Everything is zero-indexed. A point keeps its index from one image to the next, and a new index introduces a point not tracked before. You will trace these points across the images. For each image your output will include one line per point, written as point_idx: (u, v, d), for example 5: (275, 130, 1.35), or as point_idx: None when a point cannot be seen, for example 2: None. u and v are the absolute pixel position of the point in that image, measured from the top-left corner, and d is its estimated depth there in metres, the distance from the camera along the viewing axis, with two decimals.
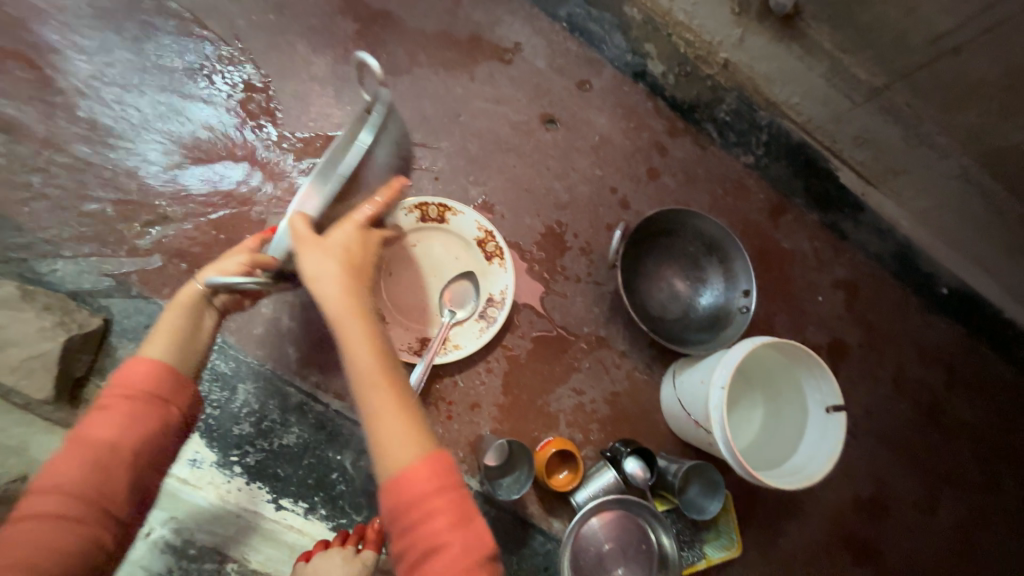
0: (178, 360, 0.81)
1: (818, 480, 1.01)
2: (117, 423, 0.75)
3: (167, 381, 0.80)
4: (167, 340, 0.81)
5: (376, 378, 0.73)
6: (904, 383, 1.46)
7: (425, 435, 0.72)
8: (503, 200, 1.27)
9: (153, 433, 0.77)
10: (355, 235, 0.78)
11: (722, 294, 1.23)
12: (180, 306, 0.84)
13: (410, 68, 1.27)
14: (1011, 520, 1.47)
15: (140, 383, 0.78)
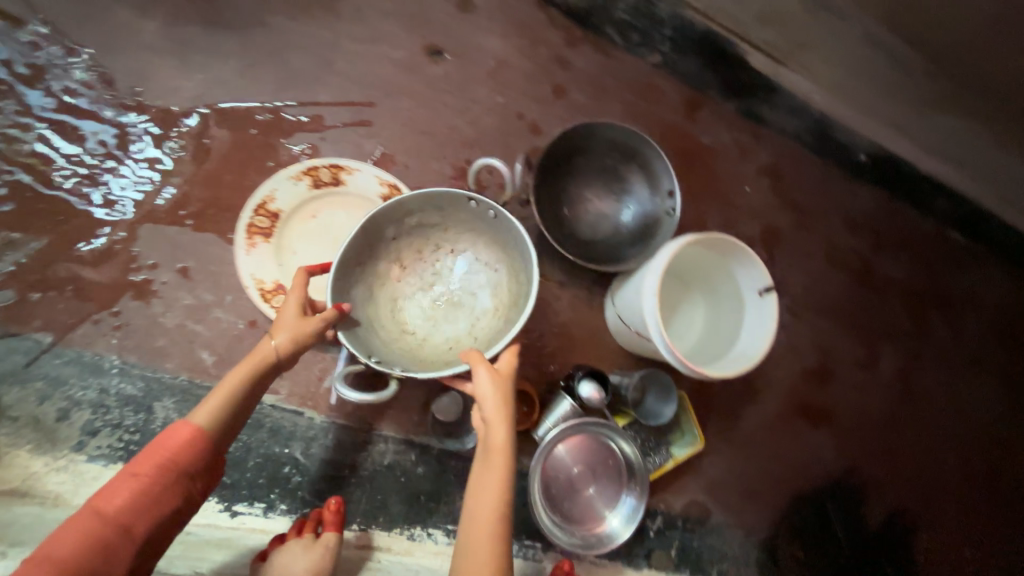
0: (219, 433, 0.76)
1: (761, 359, 1.01)
2: (142, 490, 0.67)
3: (198, 457, 0.73)
4: (218, 405, 0.77)
5: (485, 505, 0.78)
6: (837, 253, 1.51)
7: (505, 556, 0.75)
8: (404, 149, 1.15)
9: (164, 501, 0.69)
10: (509, 370, 0.87)
11: (648, 202, 1.19)
12: (246, 366, 0.79)
13: (265, 20, 1.11)
14: (944, 357, 1.58)
15: (180, 451, 0.71)
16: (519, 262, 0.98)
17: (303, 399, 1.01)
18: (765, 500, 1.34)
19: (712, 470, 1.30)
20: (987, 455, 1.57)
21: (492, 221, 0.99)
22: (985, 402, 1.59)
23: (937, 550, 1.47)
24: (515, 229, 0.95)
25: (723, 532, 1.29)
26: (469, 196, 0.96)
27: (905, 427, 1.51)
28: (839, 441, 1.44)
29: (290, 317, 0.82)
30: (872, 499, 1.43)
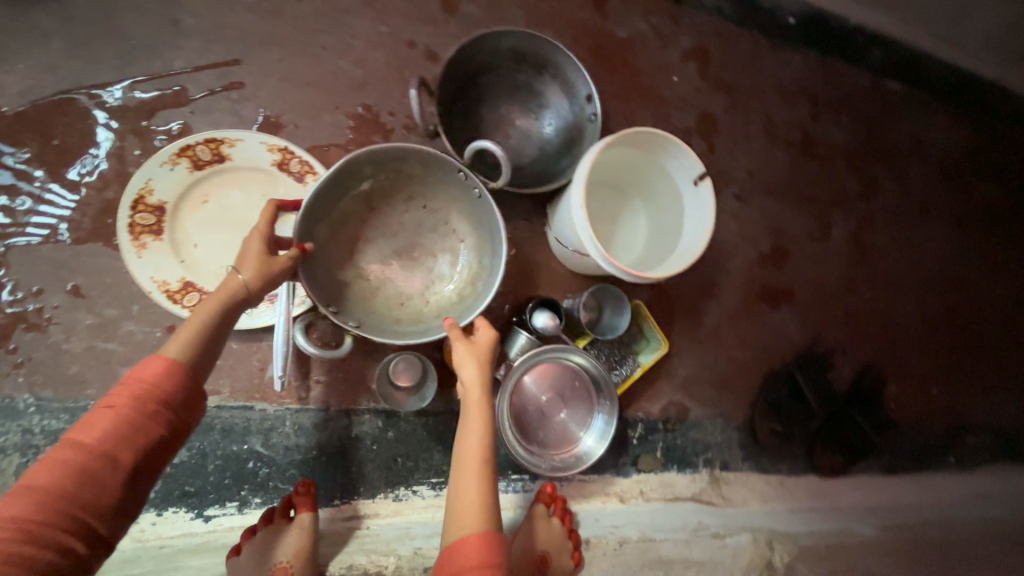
0: (197, 361, 0.69)
1: (703, 249, 0.97)
2: (121, 420, 0.61)
3: (180, 387, 0.66)
4: (191, 337, 0.70)
5: (470, 458, 0.76)
6: (776, 129, 1.46)
7: (489, 510, 0.72)
8: (288, 106, 1.03)
9: (149, 431, 0.63)
10: (489, 341, 0.86)
11: (568, 110, 1.10)
12: (217, 299, 0.73)
13: None
14: (894, 213, 1.59)
15: (156, 382, 0.64)
16: (488, 246, 1.03)
17: (248, 393, 0.96)
18: (739, 387, 1.37)
19: (682, 370, 1.33)
20: (942, 298, 1.62)
21: (474, 199, 1.00)
22: (936, 248, 1.62)
23: (904, 395, 1.54)
24: (492, 213, 0.98)
25: (703, 425, 1.33)
26: (460, 167, 0.96)
27: (863, 288, 1.54)
28: (801, 315, 1.46)
29: (252, 252, 0.78)
30: (840, 362, 1.47)
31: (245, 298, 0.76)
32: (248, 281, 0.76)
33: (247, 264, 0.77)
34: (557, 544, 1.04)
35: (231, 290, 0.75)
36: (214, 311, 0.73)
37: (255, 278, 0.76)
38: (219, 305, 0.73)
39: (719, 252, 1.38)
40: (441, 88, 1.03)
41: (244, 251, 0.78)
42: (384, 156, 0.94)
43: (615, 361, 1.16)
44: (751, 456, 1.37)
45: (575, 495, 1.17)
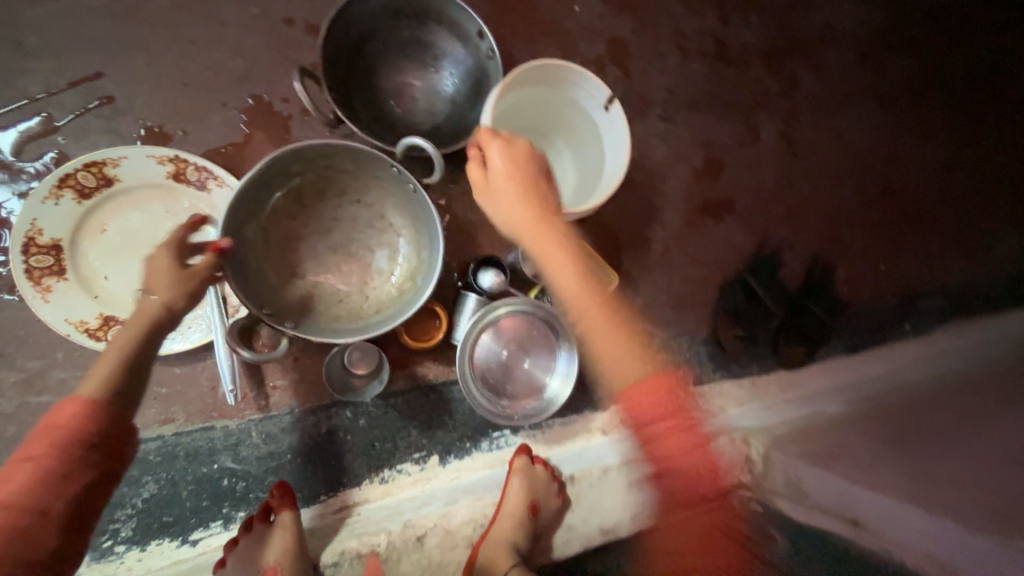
0: (117, 396, 0.67)
1: (625, 171, 0.99)
2: (41, 470, 0.62)
3: (99, 426, 0.65)
4: (110, 372, 0.68)
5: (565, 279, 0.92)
6: (687, 41, 1.44)
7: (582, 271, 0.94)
8: (169, 112, 0.96)
9: (75, 477, 0.63)
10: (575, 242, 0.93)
11: (465, 56, 1.08)
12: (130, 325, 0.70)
13: None
14: (818, 103, 1.60)
15: (73, 425, 0.64)
16: (426, 241, 1.02)
17: (205, 413, 0.94)
18: (697, 303, 1.41)
19: (639, 298, 1.35)
20: (876, 178, 1.66)
21: (409, 193, 0.99)
22: (863, 130, 1.65)
23: (853, 278, 1.61)
24: (429, 210, 0.98)
25: (670, 346, 1.37)
26: (392, 164, 0.96)
27: (800, 183, 1.56)
28: (745, 222, 1.48)
29: (162, 268, 0.72)
30: (789, 258, 1.52)
31: (166, 319, 0.71)
32: (163, 300, 0.70)
33: (159, 282, 0.72)
34: (544, 489, 1.04)
35: (142, 314, 0.70)
36: (129, 342, 0.69)
37: (169, 295, 0.71)
38: (140, 331, 0.69)
39: (655, 176, 1.39)
40: (324, 70, 0.97)
41: (151, 269, 0.72)
42: (307, 152, 0.91)
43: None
44: (721, 365, 1.42)
45: (559, 439, 1.19)
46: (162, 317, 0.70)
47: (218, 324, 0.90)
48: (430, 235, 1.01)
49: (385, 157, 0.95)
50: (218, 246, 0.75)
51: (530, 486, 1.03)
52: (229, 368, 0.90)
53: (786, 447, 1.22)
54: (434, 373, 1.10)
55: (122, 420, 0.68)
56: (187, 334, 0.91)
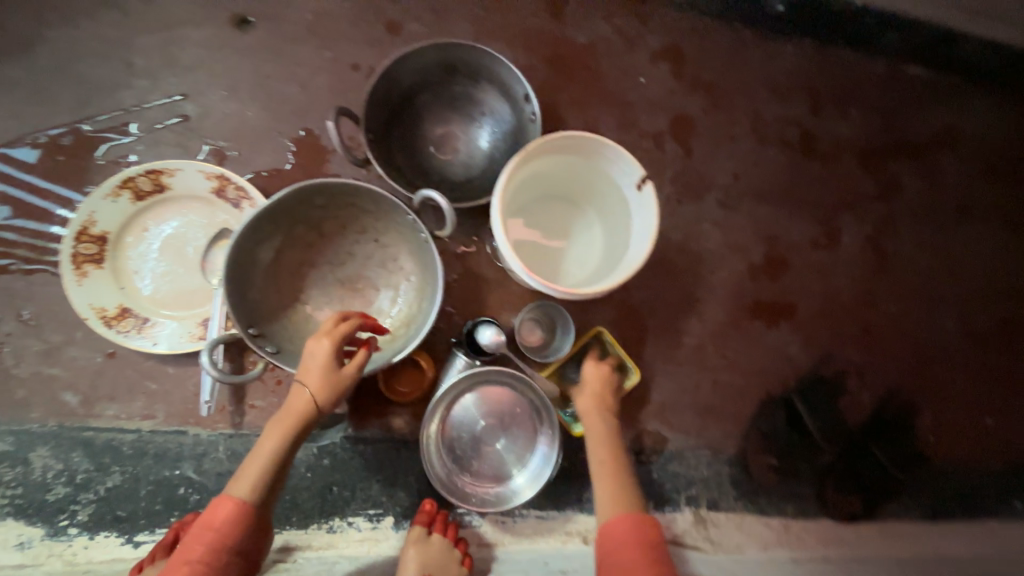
0: (263, 501, 0.77)
1: (646, 259, 0.89)
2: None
3: (243, 533, 0.73)
4: (255, 477, 0.77)
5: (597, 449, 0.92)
6: (765, 126, 1.32)
7: (625, 501, 0.85)
8: (232, 135, 1.06)
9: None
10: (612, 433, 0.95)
11: (510, 114, 1.07)
12: (283, 426, 0.79)
13: (45, 37, 1.04)
14: (923, 212, 1.36)
15: (223, 529, 0.72)
16: (428, 290, 0.98)
17: (183, 417, 0.97)
18: (728, 414, 1.22)
19: (657, 394, 1.20)
20: (994, 310, 1.35)
21: (422, 242, 0.97)
22: (983, 253, 1.37)
23: (947, 427, 1.28)
24: (435, 262, 0.95)
25: (685, 458, 1.19)
26: (408, 211, 0.94)
27: (886, 301, 1.32)
28: (805, 333, 1.27)
29: (316, 367, 0.81)
30: (856, 386, 1.27)
31: (315, 413, 0.81)
32: (315, 397, 0.80)
33: (312, 376, 0.80)
34: (442, 563, 0.92)
35: (299, 413, 0.80)
36: (279, 443, 0.78)
37: (324, 398, 0.80)
38: (296, 427, 0.79)
39: (701, 264, 1.25)
40: (368, 115, 1.01)
41: (311, 376, 0.81)
42: (331, 188, 0.93)
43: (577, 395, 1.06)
44: (746, 495, 1.19)
45: (529, 534, 1.04)
46: (313, 411, 0.81)
47: (212, 332, 0.94)
48: (432, 287, 0.97)
49: (401, 205, 0.95)
50: (367, 341, 0.84)
51: (422, 560, 0.91)
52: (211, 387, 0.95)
53: None
54: (409, 428, 1.04)
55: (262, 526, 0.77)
56: (184, 338, 0.95)
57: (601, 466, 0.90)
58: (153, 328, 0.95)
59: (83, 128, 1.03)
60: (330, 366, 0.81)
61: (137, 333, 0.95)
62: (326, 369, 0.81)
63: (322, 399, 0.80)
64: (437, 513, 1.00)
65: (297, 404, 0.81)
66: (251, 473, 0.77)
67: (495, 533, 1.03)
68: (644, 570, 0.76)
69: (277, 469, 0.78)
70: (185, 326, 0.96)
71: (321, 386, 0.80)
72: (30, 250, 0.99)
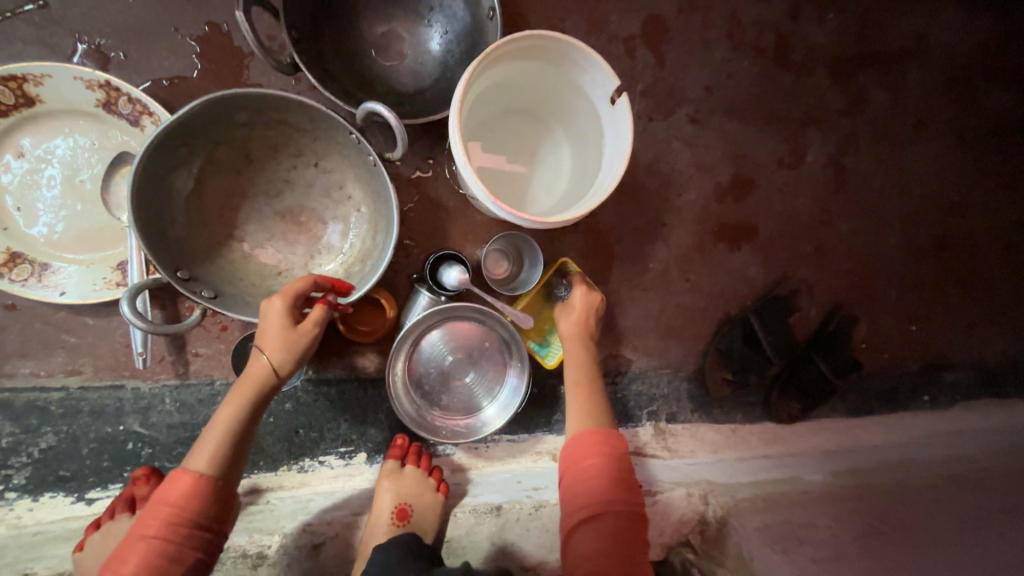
0: (223, 469, 0.71)
1: (618, 180, 0.83)
2: (150, 550, 0.65)
3: (203, 503, 0.69)
4: (213, 448, 0.71)
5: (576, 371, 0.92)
6: (742, 31, 1.22)
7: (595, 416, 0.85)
8: (114, 31, 0.85)
9: (183, 553, 0.66)
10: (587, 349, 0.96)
11: (464, 11, 0.91)
12: (238, 393, 0.73)
13: None
14: (884, 128, 1.36)
15: (180, 502, 0.67)
16: (382, 222, 0.89)
17: (116, 371, 0.88)
18: (689, 335, 1.26)
19: (623, 319, 1.21)
20: (933, 226, 1.42)
21: (370, 166, 0.86)
22: (931, 169, 1.41)
23: (878, 334, 1.40)
24: (387, 188, 0.84)
25: (647, 377, 1.25)
26: (351, 129, 0.81)
27: (840, 220, 1.35)
28: (764, 254, 1.29)
29: (273, 331, 0.74)
30: (806, 302, 1.34)
31: (276, 379, 0.75)
32: (272, 361, 0.74)
33: (270, 339, 0.74)
34: (420, 492, 0.94)
35: (256, 381, 0.74)
36: (237, 411, 0.73)
37: (284, 363, 0.74)
38: (252, 395, 0.73)
39: (670, 185, 1.21)
40: (288, 6, 0.83)
41: (269, 341, 0.74)
42: (253, 100, 0.78)
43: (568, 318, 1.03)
44: (701, 407, 1.28)
45: (502, 456, 1.08)
46: (272, 377, 0.75)
47: (132, 277, 0.82)
48: (386, 217, 0.87)
49: (341, 121, 0.81)
50: (326, 298, 0.77)
51: (398, 491, 0.93)
52: (142, 340, 0.85)
53: (746, 515, 1.03)
54: (374, 366, 1.01)
55: (226, 494, 0.72)
56: (97, 285, 0.82)
57: (576, 388, 0.90)
58: (56, 275, 0.82)
59: None
60: (288, 328, 0.74)
61: (36, 281, 0.81)
62: (283, 332, 0.74)
63: (283, 365, 0.74)
64: (410, 445, 1.00)
65: (253, 372, 0.74)
66: (207, 444, 0.72)
67: (469, 459, 1.07)
68: (604, 479, 0.77)
69: (235, 439, 0.72)
70: (97, 272, 0.83)
71: (278, 350, 0.73)
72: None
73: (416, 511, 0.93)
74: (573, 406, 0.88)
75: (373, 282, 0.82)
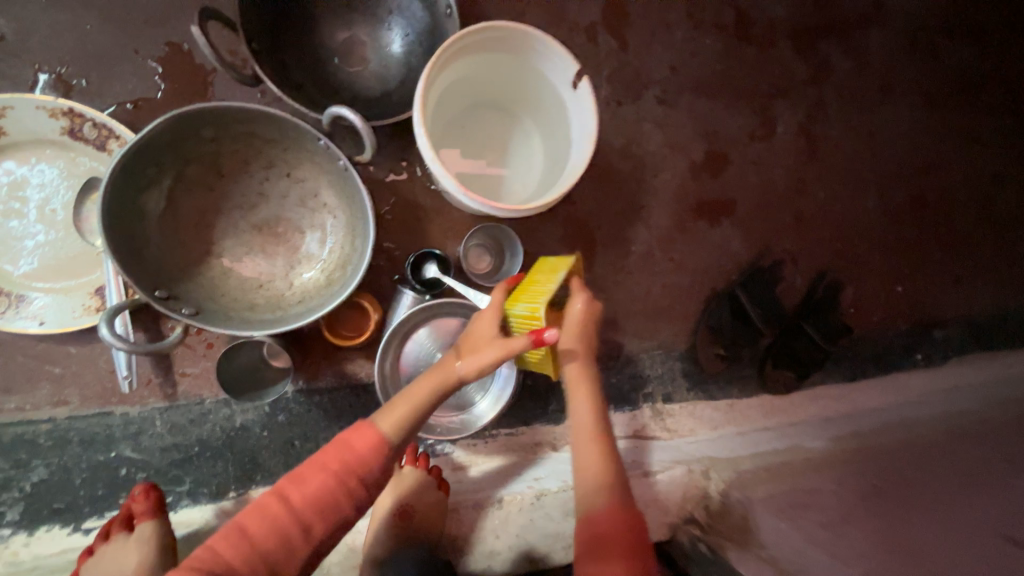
0: (394, 449, 0.71)
1: (587, 164, 0.84)
2: (330, 490, 0.66)
3: (373, 468, 0.69)
4: (402, 415, 0.72)
5: (581, 425, 0.80)
6: (702, 10, 1.23)
7: (616, 488, 0.75)
8: (73, 59, 0.85)
9: (338, 512, 0.67)
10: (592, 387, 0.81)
11: (422, 9, 0.92)
12: (435, 375, 0.74)
13: None
14: (851, 93, 1.38)
15: (365, 455, 0.69)
16: (358, 224, 0.89)
17: (103, 398, 0.87)
18: (678, 314, 1.27)
19: (611, 304, 1.22)
20: (908, 187, 1.44)
21: (341, 170, 0.86)
22: (901, 131, 1.42)
23: (864, 298, 1.41)
24: (359, 190, 0.84)
25: (641, 359, 1.25)
26: (317, 134, 0.82)
27: (816, 188, 1.36)
28: (744, 228, 1.31)
29: (485, 338, 0.74)
30: (790, 272, 1.35)
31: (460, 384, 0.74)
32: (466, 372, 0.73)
33: (472, 342, 0.75)
34: (419, 493, 0.95)
35: (450, 374, 0.74)
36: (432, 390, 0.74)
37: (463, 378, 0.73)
38: (440, 386, 0.73)
39: (645, 167, 1.22)
40: (246, 19, 0.83)
41: (482, 346, 0.72)
42: (217, 114, 0.78)
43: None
44: (697, 385, 1.28)
45: (501, 451, 1.07)
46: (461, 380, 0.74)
47: (110, 301, 0.81)
48: (361, 218, 0.87)
49: (307, 127, 0.81)
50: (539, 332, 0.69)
51: (397, 493, 0.95)
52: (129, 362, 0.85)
53: (751, 487, 1.05)
54: (364, 371, 1.00)
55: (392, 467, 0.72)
56: (77, 313, 0.82)
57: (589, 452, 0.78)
58: (34, 306, 0.81)
59: None
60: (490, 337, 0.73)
61: (15, 314, 0.81)
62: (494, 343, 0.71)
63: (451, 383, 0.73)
64: (407, 445, 1.00)
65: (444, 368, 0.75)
66: (402, 410, 0.72)
67: (468, 456, 1.06)
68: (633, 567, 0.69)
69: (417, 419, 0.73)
70: (75, 299, 0.82)
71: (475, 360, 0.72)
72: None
73: (417, 511, 0.94)
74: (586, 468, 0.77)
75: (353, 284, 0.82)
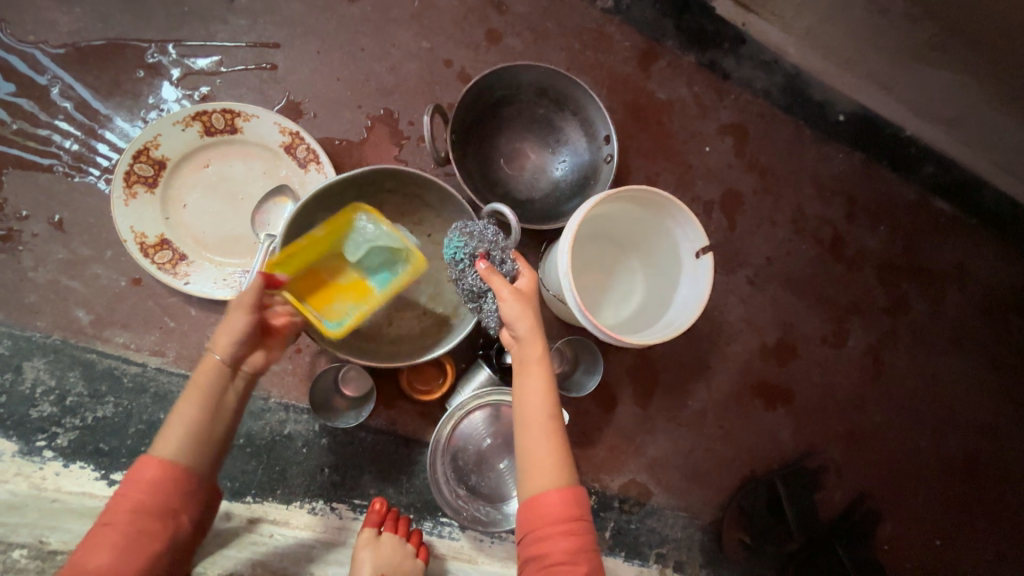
0: (193, 457, 0.69)
1: (690, 325, 0.91)
2: (136, 516, 0.64)
3: (168, 493, 0.66)
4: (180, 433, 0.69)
5: (534, 410, 0.74)
6: (805, 220, 1.39)
7: (568, 467, 0.72)
8: (314, 97, 1.06)
9: (154, 529, 0.65)
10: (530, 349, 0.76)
11: (586, 150, 1.11)
12: (196, 385, 0.71)
13: None
14: (924, 336, 1.44)
15: (150, 488, 0.65)
16: None
17: (193, 363, 0.94)
18: (712, 482, 1.25)
19: (652, 447, 1.23)
20: (964, 443, 1.43)
21: None
22: (966, 387, 1.45)
23: (902, 541, 1.35)
24: None
25: (664, 516, 1.22)
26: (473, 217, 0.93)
27: (873, 409, 1.39)
28: (797, 422, 1.33)
29: (237, 309, 0.74)
30: (832, 482, 1.33)
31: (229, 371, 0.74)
32: (223, 357, 0.72)
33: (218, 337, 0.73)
34: (397, 563, 0.87)
35: (212, 371, 0.72)
36: (199, 406, 0.71)
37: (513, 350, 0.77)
38: (206, 388, 0.71)
39: (720, 333, 1.30)
40: (455, 116, 1.03)
41: (503, 308, 0.76)
42: (406, 176, 0.93)
43: (469, 285, 0.84)
44: (711, 563, 1.23)
45: (503, 558, 1.02)
46: (232, 364, 0.74)
47: None
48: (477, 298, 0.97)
49: (467, 212, 0.94)
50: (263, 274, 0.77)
51: (376, 561, 0.86)
52: None
53: None
54: (414, 426, 1.04)
55: (206, 469, 0.71)
56: (219, 286, 0.94)
57: (535, 441, 0.72)
58: (189, 267, 0.93)
59: (168, 49, 1.01)
60: (529, 304, 0.78)
61: (171, 268, 0.92)
62: (527, 311, 0.77)
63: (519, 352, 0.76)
64: (388, 512, 0.95)
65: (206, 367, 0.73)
66: (180, 430, 0.69)
67: (471, 550, 1.02)
68: (580, 552, 0.67)
69: (208, 424, 0.71)
70: (224, 274, 0.95)
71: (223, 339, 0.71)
72: (72, 157, 0.96)
73: None
74: (534, 460, 0.72)
75: (443, 352, 0.90)
